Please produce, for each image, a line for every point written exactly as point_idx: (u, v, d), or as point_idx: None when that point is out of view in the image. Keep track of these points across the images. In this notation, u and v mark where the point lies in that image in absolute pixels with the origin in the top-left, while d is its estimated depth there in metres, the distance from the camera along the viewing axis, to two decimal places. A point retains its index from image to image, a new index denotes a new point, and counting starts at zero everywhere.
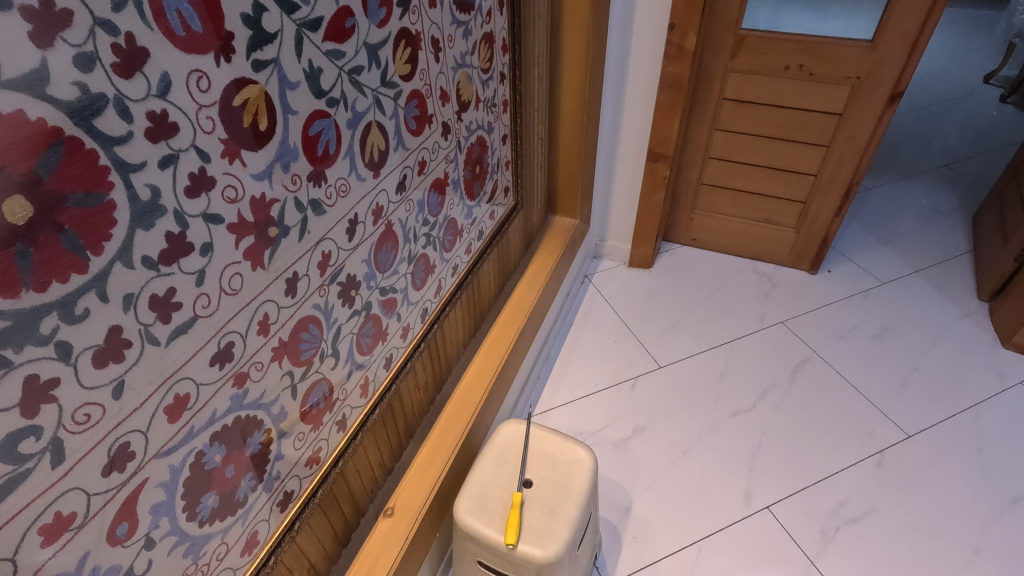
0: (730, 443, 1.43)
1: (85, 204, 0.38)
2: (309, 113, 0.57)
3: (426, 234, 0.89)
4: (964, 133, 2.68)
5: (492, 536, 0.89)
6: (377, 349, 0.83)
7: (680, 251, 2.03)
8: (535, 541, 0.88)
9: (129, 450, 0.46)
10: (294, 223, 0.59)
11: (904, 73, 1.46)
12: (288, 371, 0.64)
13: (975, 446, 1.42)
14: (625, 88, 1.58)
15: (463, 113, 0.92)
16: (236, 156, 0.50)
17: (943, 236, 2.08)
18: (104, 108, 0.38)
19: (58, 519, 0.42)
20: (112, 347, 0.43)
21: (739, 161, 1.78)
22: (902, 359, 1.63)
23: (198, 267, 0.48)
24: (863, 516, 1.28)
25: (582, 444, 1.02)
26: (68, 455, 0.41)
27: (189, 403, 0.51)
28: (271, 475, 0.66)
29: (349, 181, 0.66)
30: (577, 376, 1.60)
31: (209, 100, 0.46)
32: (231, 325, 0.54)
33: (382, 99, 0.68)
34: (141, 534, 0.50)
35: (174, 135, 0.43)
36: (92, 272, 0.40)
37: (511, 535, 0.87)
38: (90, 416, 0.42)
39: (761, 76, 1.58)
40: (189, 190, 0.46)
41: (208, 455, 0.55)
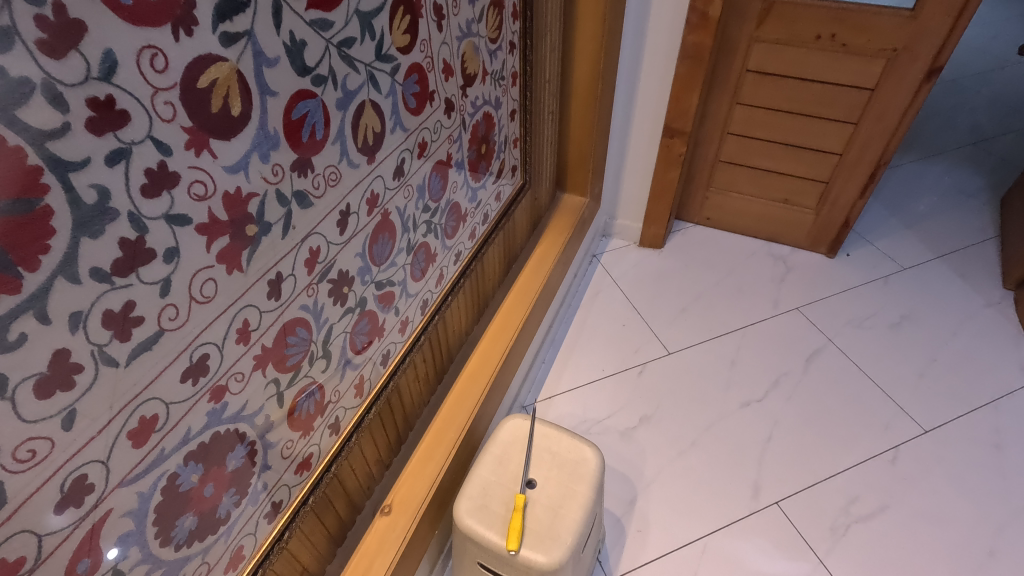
0: (739, 435, 1.39)
1: (12, 212, 0.32)
2: (291, 94, 0.50)
3: (426, 221, 0.82)
4: (994, 109, 2.55)
5: (492, 540, 0.85)
6: (373, 347, 0.77)
7: (692, 230, 1.95)
8: (537, 547, 0.84)
9: (87, 482, 0.41)
10: (276, 219, 0.52)
11: (945, 46, 1.35)
12: (273, 379, 0.58)
13: (993, 443, 1.37)
14: (642, 58, 1.48)
15: (468, 88, 0.84)
16: (205, 146, 0.43)
17: (968, 219, 1.99)
18: (30, 96, 0.31)
19: (3, 566, 0.37)
20: (58, 374, 0.37)
21: (760, 138, 1.68)
22: (921, 350, 1.57)
23: (162, 276, 0.42)
24: (875, 513, 1.24)
25: (589, 442, 0.97)
26: (11, 497, 0.36)
27: (158, 425, 0.46)
28: (257, 487, 0.62)
29: (339, 168, 0.59)
30: (583, 361, 1.54)
31: (167, 82, 0.39)
32: (205, 336, 0.48)
33: (377, 75, 0.61)
34: (107, 567, 0.45)
35: (124, 126, 0.37)
36: (27, 291, 0.34)
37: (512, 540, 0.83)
38: (36, 452, 0.37)
39: (789, 47, 1.48)
40: (147, 189, 0.39)
41: (182, 477, 0.50)
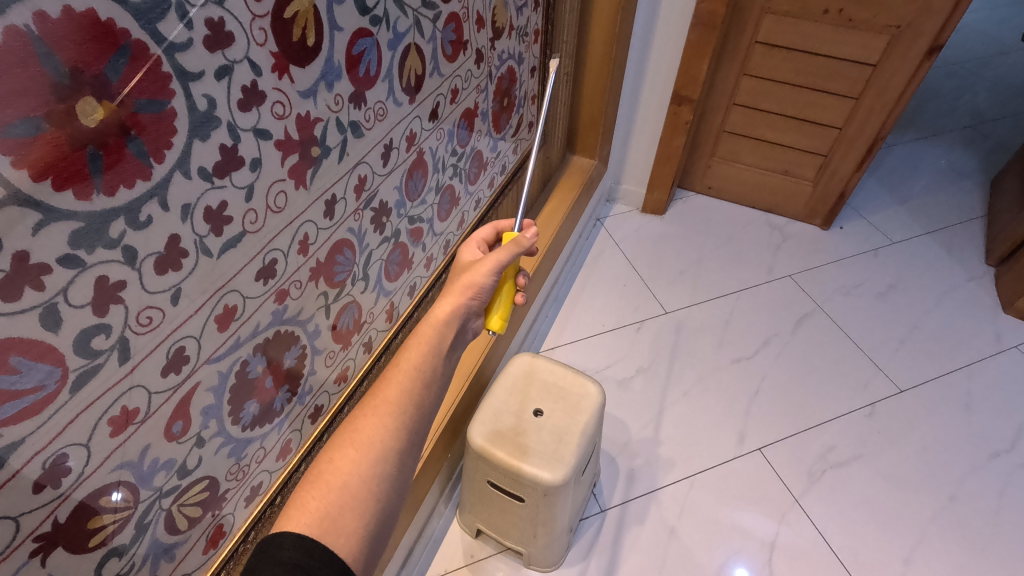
0: (728, 388, 1.48)
1: (149, 110, 0.38)
2: (353, 31, 0.56)
3: (453, 165, 0.89)
4: (995, 89, 2.57)
5: (469, 325, 0.75)
6: (403, 277, 0.85)
7: (693, 198, 2.01)
8: (510, 254, 0.75)
9: (184, 353, 0.49)
10: (335, 144, 0.59)
11: (947, 25, 1.41)
12: (323, 292, 0.66)
13: (963, 404, 1.47)
14: (656, 22, 1.51)
15: (496, 40, 0.89)
16: (285, 71, 0.49)
17: (958, 197, 2.06)
18: (167, 12, 0.37)
19: (125, 413, 0.45)
20: (171, 255, 0.44)
21: (764, 109, 1.74)
22: (903, 317, 1.66)
23: (248, 181, 0.49)
24: (850, 461, 1.35)
25: (592, 379, 1.08)
26: (133, 354, 0.44)
27: (237, 314, 0.53)
28: (305, 389, 0.70)
29: (386, 105, 0.65)
30: (584, 316, 1.63)
31: (262, 10, 0.45)
32: (275, 243, 0.55)
33: (421, 21, 0.67)
34: (193, 432, 0.53)
35: (229, 46, 0.43)
36: (154, 180, 0.40)
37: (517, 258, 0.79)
38: (152, 319, 0.44)
39: (798, 19, 1.53)
40: (242, 103, 0.46)
41: (251, 365, 0.58)
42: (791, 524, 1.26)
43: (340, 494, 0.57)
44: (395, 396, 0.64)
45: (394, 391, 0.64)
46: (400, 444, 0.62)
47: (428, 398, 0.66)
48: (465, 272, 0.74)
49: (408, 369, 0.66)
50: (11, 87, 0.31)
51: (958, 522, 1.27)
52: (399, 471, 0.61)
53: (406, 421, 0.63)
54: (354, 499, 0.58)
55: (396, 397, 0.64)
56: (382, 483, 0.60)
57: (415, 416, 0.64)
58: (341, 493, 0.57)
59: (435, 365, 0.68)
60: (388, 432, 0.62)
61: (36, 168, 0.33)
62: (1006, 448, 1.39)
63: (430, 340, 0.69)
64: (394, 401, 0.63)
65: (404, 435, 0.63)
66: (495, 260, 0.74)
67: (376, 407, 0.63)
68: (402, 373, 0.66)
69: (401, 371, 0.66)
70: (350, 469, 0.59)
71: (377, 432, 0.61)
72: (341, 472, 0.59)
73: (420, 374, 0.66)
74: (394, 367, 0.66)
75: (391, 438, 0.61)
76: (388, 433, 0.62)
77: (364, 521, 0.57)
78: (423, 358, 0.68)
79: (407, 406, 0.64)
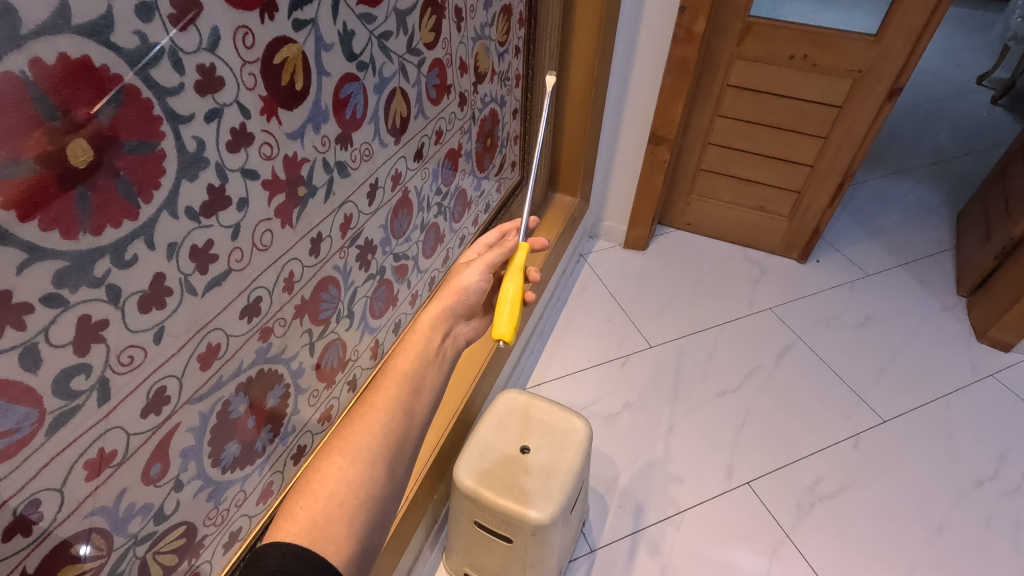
0: (715, 422, 1.48)
1: (139, 151, 0.39)
2: (341, 76, 0.58)
3: (438, 204, 0.91)
4: (954, 129, 2.70)
5: (457, 331, 0.76)
6: (388, 314, 0.85)
7: (674, 234, 2.05)
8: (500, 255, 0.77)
9: (165, 393, 0.48)
10: (321, 184, 0.60)
11: (904, 69, 1.49)
12: (308, 329, 0.66)
13: (945, 433, 1.48)
14: (632, 66, 1.58)
15: (479, 84, 0.92)
16: (274, 114, 0.51)
17: (927, 230, 2.13)
18: (160, 58, 0.39)
19: (101, 455, 0.44)
20: (155, 294, 0.44)
21: (738, 148, 1.80)
22: (882, 348, 1.69)
23: (234, 221, 0.50)
24: (838, 493, 1.35)
25: (578, 414, 1.07)
26: (112, 394, 0.43)
27: (220, 353, 0.53)
28: (287, 429, 0.69)
29: (372, 145, 0.67)
30: (569, 352, 1.63)
31: (252, 57, 0.47)
32: (260, 281, 0.55)
33: (407, 66, 0.69)
34: (172, 475, 0.52)
35: (220, 90, 0.44)
36: (142, 219, 0.41)
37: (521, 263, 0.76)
38: (133, 358, 0.44)
39: (765, 64, 1.61)
40: (230, 145, 0.47)
41: (233, 405, 0.57)
42: (783, 559, 1.24)
43: (328, 503, 0.57)
44: (385, 401, 0.64)
45: (383, 397, 0.64)
46: (389, 449, 0.61)
47: (419, 403, 0.66)
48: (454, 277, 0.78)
49: (397, 375, 0.67)
50: (6, 129, 0.31)
51: (947, 553, 1.27)
52: (389, 476, 0.61)
53: (395, 427, 0.63)
54: (343, 508, 0.57)
55: (384, 403, 0.64)
56: (371, 489, 0.59)
57: (404, 422, 0.64)
58: (329, 502, 0.57)
59: (425, 370, 0.69)
60: (376, 438, 0.61)
61: (24, 209, 0.33)
62: (990, 476, 1.41)
63: (419, 348, 0.70)
64: (383, 405, 0.63)
65: (393, 441, 0.62)
66: (484, 264, 0.77)
67: (364, 415, 0.63)
68: (392, 379, 0.66)
69: (390, 378, 0.66)
70: (339, 477, 0.58)
71: (365, 439, 0.61)
72: (328, 480, 0.58)
73: (409, 378, 0.66)
74: (385, 374, 0.67)
75: (379, 443, 0.61)
76: (376, 438, 0.61)
77: (354, 530, 0.57)
78: (414, 361, 0.69)
79: (397, 409, 0.64)
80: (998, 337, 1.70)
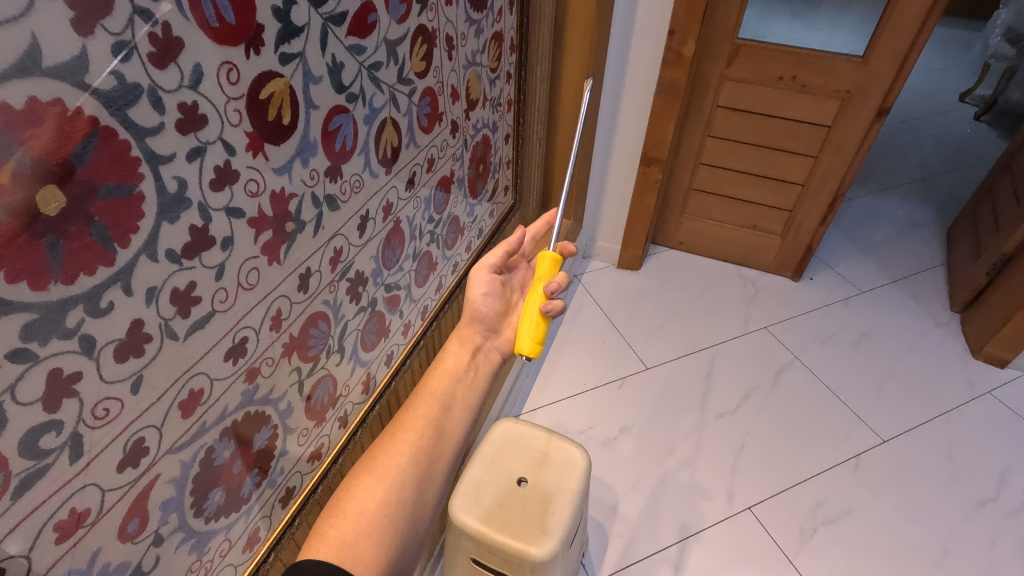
0: (714, 445, 1.45)
1: (115, 194, 0.37)
2: (330, 108, 0.56)
3: (430, 232, 0.89)
4: (940, 145, 2.73)
5: (489, 347, 0.79)
6: (380, 346, 0.83)
7: (667, 254, 2.05)
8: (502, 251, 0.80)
9: (143, 445, 0.45)
10: (310, 218, 0.58)
11: (892, 90, 1.50)
12: (297, 368, 0.64)
13: (946, 452, 1.47)
14: (622, 88, 1.59)
15: (471, 111, 0.91)
16: (260, 149, 0.49)
17: (918, 247, 2.14)
18: (139, 98, 0.37)
19: (73, 516, 0.41)
20: (133, 341, 0.42)
21: (729, 168, 1.81)
22: (878, 366, 1.68)
23: (218, 261, 0.48)
24: (840, 516, 1.33)
25: (577, 444, 1.05)
26: (86, 450, 0.41)
27: (202, 399, 0.51)
28: (275, 471, 0.66)
29: (363, 177, 0.65)
30: (565, 375, 1.61)
31: (237, 93, 0.45)
32: (246, 321, 0.53)
33: (397, 96, 0.68)
34: (150, 530, 0.49)
35: (202, 128, 0.43)
36: (118, 265, 0.39)
37: (542, 274, 0.75)
38: (109, 411, 0.41)
39: (754, 85, 1.62)
40: (214, 183, 0.45)
41: (217, 452, 0.54)
42: None
43: (358, 519, 0.62)
44: (415, 426, 0.69)
45: (412, 421, 0.69)
46: (418, 469, 0.67)
47: (448, 423, 0.71)
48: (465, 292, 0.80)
49: (428, 396, 0.72)
50: None
51: None
52: (418, 495, 0.66)
53: (426, 447, 0.68)
54: (372, 525, 0.62)
55: (416, 423, 0.69)
56: (399, 508, 0.64)
57: (434, 442, 0.69)
58: (359, 519, 0.62)
59: (453, 394, 0.73)
60: (406, 458, 0.67)
61: None
62: (992, 496, 1.39)
63: (448, 367, 0.75)
64: (413, 429, 0.69)
65: (423, 460, 0.67)
66: (485, 268, 0.80)
67: (394, 438, 0.68)
68: (421, 404, 0.71)
69: (421, 399, 0.72)
70: (368, 496, 0.64)
71: (396, 458, 0.67)
72: (358, 499, 0.64)
73: (437, 404, 0.72)
74: (416, 394, 0.72)
75: (409, 463, 0.66)
76: (407, 458, 0.67)
77: (381, 549, 0.62)
78: (441, 386, 0.73)
79: (425, 432, 0.69)
80: (993, 354, 1.69)
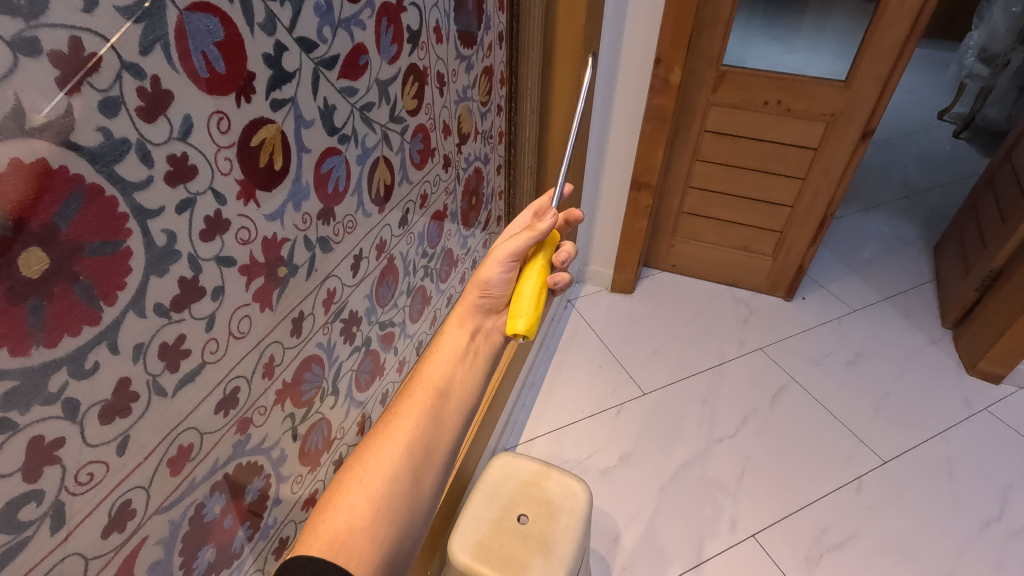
0: (715, 471, 1.44)
1: (102, 252, 0.36)
2: (322, 151, 0.56)
3: (424, 266, 0.88)
4: (921, 163, 2.78)
5: (487, 328, 0.78)
6: (375, 385, 0.81)
7: (659, 276, 2.05)
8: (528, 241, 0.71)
9: (130, 508, 0.43)
10: (303, 262, 0.57)
11: (875, 112, 1.53)
12: (290, 414, 0.62)
13: (947, 471, 1.46)
14: (611, 115, 1.60)
15: (463, 145, 0.91)
16: (251, 196, 0.48)
17: (907, 263, 2.16)
18: (126, 153, 0.36)
19: None
20: (119, 401, 0.40)
21: (719, 191, 1.83)
22: (875, 385, 1.68)
23: (208, 311, 0.46)
24: (845, 542, 1.31)
25: (578, 477, 1.02)
26: (68, 519, 0.38)
27: (192, 454, 0.49)
28: (268, 522, 0.64)
29: (356, 217, 0.65)
30: (562, 403, 1.59)
31: (227, 141, 0.44)
32: (237, 370, 0.51)
33: (390, 135, 0.68)
34: None
35: (192, 178, 0.42)
36: (104, 323, 0.37)
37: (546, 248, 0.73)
38: (93, 475, 0.39)
39: (740, 110, 1.64)
40: (204, 234, 0.44)
41: (207, 507, 0.52)
42: None
43: (350, 513, 0.60)
44: (410, 414, 0.67)
45: (408, 409, 0.67)
46: (414, 459, 0.64)
47: (446, 410, 0.69)
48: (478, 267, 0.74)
49: (424, 383, 0.70)
50: None
51: None
52: (414, 487, 0.63)
53: (422, 435, 0.66)
54: (365, 519, 0.60)
55: (410, 412, 0.67)
56: (394, 500, 0.61)
57: (431, 430, 0.67)
58: (353, 512, 0.60)
59: (451, 380, 0.71)
60: (401, 448, 0.64)
61: None
62: (996, 517, 1.38)
63: (446, 351, 0.74)
64: (409, 417, 0.67)
65: (420, 449, 0.65)
66: (505, 254, 0.72)
67: (389, 426, 0.66)
68: (417, 391, 0.69)
69: (416, 387, 0.70)
70: (361, 489, 0.61)
71: (390, 449, 0.64)
72: (350, 492, 0.61)
73: (433, 391, 0.69)
74: (412, 382, 0.70)
75: (404, 453, 0.64)
76: (402, 448, 0.64)
77: (376, 543, 0.59)
78: (438, 374, 0.71)
79: (421, 421, 0.66)
80: (987, 370, 1.70)
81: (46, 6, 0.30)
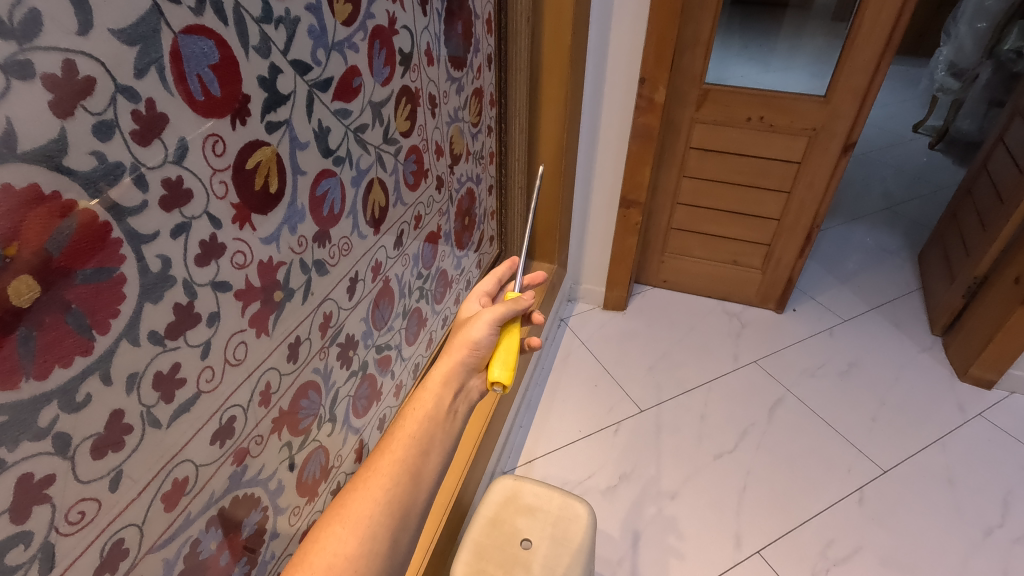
0: (717, 487, 1.42)
1: (95, 279, 0.35)
2: (317, 173, 0.55)
3: (419, 288, 0.87)
4: (900, 174, 2.85)
5: (472, 385, 0.70)
6: (372, 411, 0.79)
7: (651, 292, 2.06)
8: (511, 311, 0.71)
9: (123, 547, 0.41)
10: (299, 285, 0.56)
11: (855, 126, 1.56)
12: (287, 443, 0.60)
13: (946, 478, 1.46)
14: (598, 134, 1.62)
15: (455, 165, 0.91)
16: (247, 220, 0.47)
17: (892, 273, 2.19)
18: (121, 177, 0.35)
19: None
20: (112, 435, 0.38)
21: (706, 207, 1.85)
22: (870, 394, 1.69)
23: (204, 339, 0.45)
24: (851, 555, 1.30)
25: (580, 498, 1.01)
26: (58, 561, 0.36)
27: (188, 487, 0.47)
28: (266, 556, 0.61)
29: (351, 239, 0.64)
30: (560, 423, 1.57)
31: (223, 164, 0.44)
32: (233, 399, 0.50)
33: (384, 156, 0.68)
34: None
35: (187, 203, 0.41)
36: (97, 353, 0.36)
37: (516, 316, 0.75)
38: (85, 514, 0.38)
39: (725, 127, 1.67)
40: (199, 258, 0.43)
41: (203, 544, 0.50)
42: None
43: None
44: (390, 467, 0.59)
45: (388, 460, 0.59)
46: (392, 519, 0.57)
47: (427, 466, 0.61)
48: (463, 327, 0.71)
49: (405, 437, 0.61)
50: None
51: None
52: (392, 547, 0.56)
53: (401, 494, 0.58)
54: None
55: (389, 467, 0.59)
56: (371, 562, 0.54)
57: (411, 489, 0.59)
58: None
59: (434, 431, 0.63)
60: (380, 507, 0.57)
61: None
62: (998, 523, 1.37)
63: (428, 408, 0.65)
64: (387, 472, 0.59)
65: (399, 510, 0.57)
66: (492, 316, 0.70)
67: (368, 479, 0.58)
68: (398, 442, 0.61)
69: (397, 440, 0.61)
70: (337, 550, 0.54)
71: (368, 507, 0.56)
72: (325, 552, 0.54)
73: (416, 443, 0.61)
74: (389, 436, 0.62)
75: (383, 512, 0.56)
76: (381, 507, 0.57)
77: None
78: (420, 427, 0.63)
79: (402, 476, 0.59)
80: (978, 375, 1.72)
81: (40, 28, 0.30)
